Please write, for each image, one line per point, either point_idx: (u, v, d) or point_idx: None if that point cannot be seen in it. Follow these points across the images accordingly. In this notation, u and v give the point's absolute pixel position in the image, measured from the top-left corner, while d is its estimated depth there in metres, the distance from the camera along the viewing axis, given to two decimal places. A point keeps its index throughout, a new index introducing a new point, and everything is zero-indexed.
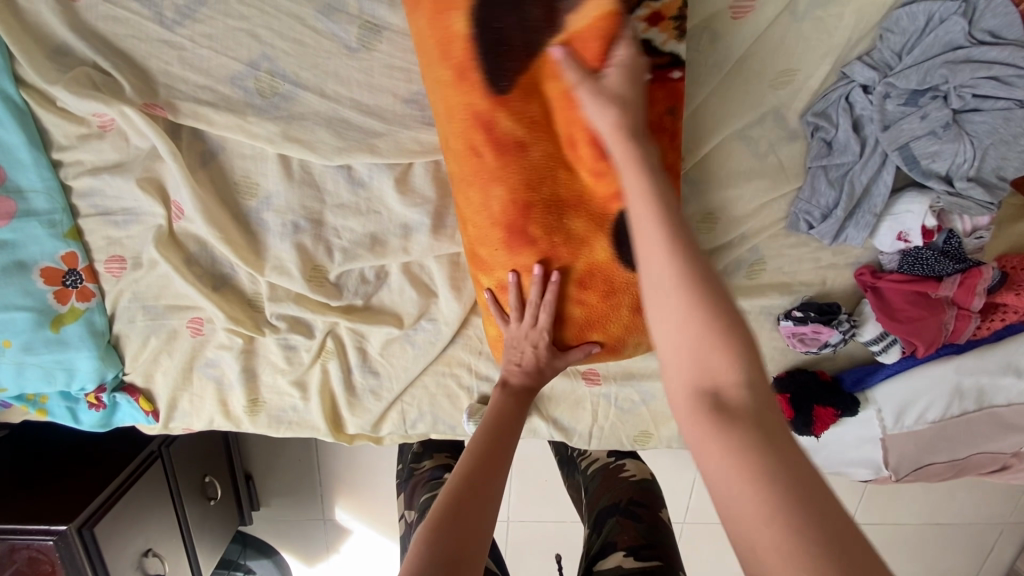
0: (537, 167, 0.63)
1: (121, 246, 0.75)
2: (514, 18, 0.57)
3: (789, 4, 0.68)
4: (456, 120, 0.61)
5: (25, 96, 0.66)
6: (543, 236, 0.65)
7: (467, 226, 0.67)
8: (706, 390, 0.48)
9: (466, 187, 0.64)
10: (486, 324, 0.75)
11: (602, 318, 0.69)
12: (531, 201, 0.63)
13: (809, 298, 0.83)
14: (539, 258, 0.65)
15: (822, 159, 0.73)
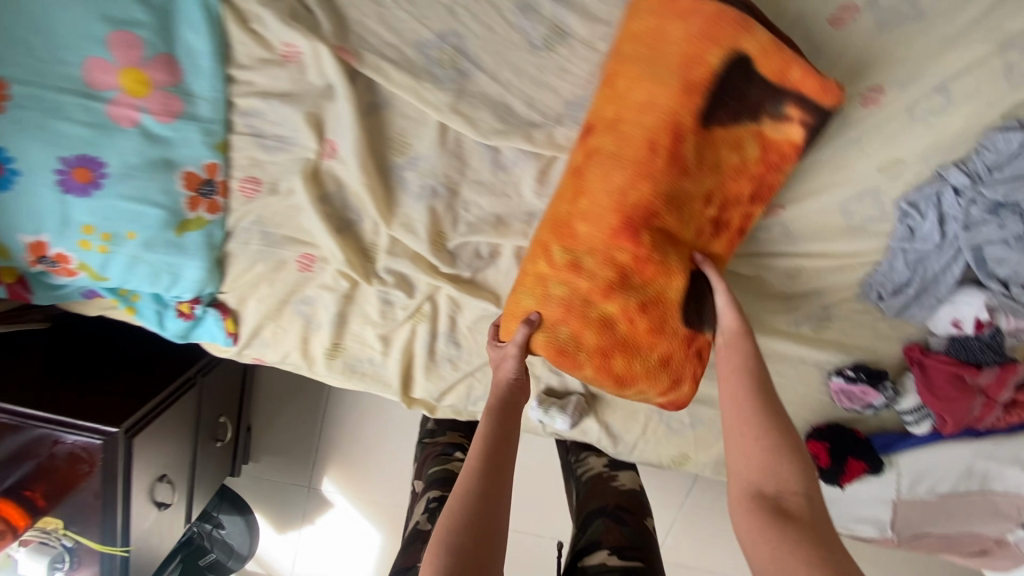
0: (677, 191, 0.72)
1: (262, 169, 0.77)
2: (739, 89, 0.70)
3: (911, 107, 0.78)
4: (647, 114, 0.70)
5: (224, 10, 0.69)
6: (643, 246, 0.73)
7: (583, 196, 0.74)
8: (767, 494, 0.61)
9: (615, 164, 0.72)
10: (521, 291, 0.77)
11: (637, 349, 0.76)
12: (654, 210, 0.72)
13: (861, 362, 0.91)
14: (624, 258, 0.73)
15: (903, 243, 0.83)
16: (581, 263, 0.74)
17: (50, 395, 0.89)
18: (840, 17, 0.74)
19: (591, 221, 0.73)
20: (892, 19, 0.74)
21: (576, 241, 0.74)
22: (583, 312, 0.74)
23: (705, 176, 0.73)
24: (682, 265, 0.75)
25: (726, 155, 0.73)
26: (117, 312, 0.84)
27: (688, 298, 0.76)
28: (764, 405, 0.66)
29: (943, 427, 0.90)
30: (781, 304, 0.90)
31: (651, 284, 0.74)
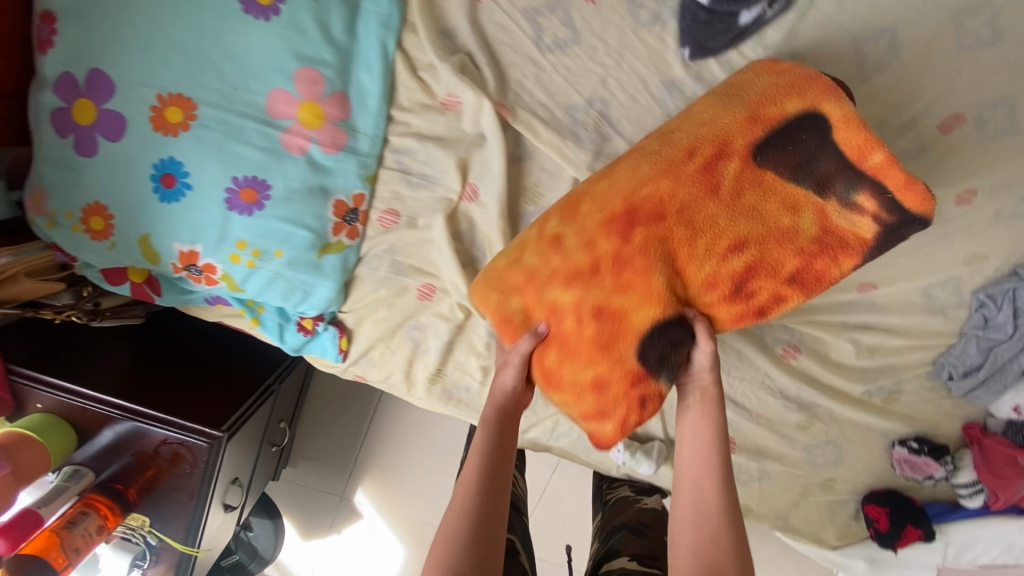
0: (688, 206, 0.68)
1: (403, 203, 0.82)
2: (801, 150, 0.68)
3: (998, 209, 0.85)
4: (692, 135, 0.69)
5: (398, 58, 0.75)
6: (631, 249, 0.69)
7: (604, 183, 0.72)
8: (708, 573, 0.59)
9: (648, 160, 0.70)
10: (501, 258, 0.77)
11: (575, 356, 0.71)
12: (660, 215, 0.69)
13: (925, 435, 0.97)
14: (592, 253, 0.71)
15: (977, 329, 0.90)
16: (562, 244, 0.73)
17: (140, 388, 0.89)
18: (948, 124, 0.81)
19: (600, 205, 0.71)
20: (994, 131, 0.81)
21: (561, 222, 0.73)
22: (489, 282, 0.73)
23: (738, 217, 0.69)
24: (657, 295, 0.68)
25: (760, 203, 0.69)
26: (240, 321, 0.88)
27: (653, 328, 0.68)
28: (710, 476, 0.64)
29: (994, 503, 0.96)
30: (858, 375, 0.94)
31: (623, 291, 0.69)
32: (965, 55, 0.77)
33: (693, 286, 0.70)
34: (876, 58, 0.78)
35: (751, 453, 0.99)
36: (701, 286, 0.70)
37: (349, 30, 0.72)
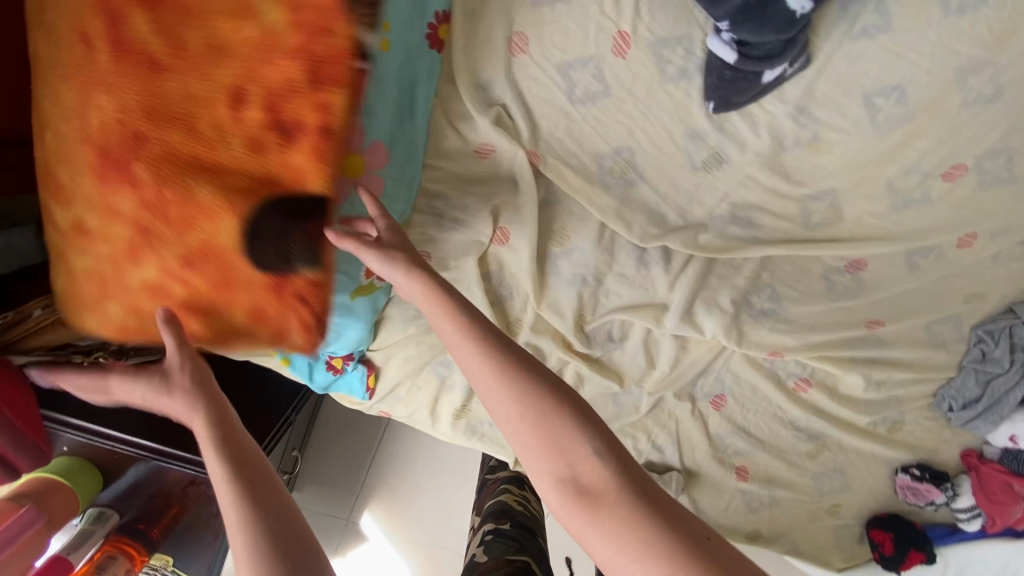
0: (176, 102, 0.61)
1: (434, 246, 0.84)
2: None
3: (995, 251, 0.91)
4: (318, 42, 0.60)
5: (434, 109, 0.77)
6: (173, 194, 0.64)
7: (110, 119, 0.61)
8: (578, 491, 0.55)
9: (128, 96, 0.61)
10: (101, 259, 0.68)
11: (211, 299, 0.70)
12: (150, 127, 0.62)
13: (926, 461, 1.02)
14: (141, 210, 0.65)
15: (976, 363, 0.94)
16: (144, 144, 0.62)
17: (162, 422, 0.85)
18: (951, 173, 0.86)
19: (130, 158, 0.62)
20: (993, 179, 0.86)
21: (155, 124, 0.62)
22: (190, 232, 0.66)
23: (244, 92, 0.61)
24: (217, 203, 0.64)
25: (246, 45, 0.60)
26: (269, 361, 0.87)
27: (242, 241, 0.66)
28: (492, 362, 0.61)
29: (990, 526, 1.02)
30: (866, 408, 0.98)
31: (186, 230, 0.66)
32: (969, 110, 0.82)
33: (243, 172, 0.64)
34: (887, 112, 0.82)
35: (763, 482, 1.03)
36: (243, 158, 0.64)
37: None
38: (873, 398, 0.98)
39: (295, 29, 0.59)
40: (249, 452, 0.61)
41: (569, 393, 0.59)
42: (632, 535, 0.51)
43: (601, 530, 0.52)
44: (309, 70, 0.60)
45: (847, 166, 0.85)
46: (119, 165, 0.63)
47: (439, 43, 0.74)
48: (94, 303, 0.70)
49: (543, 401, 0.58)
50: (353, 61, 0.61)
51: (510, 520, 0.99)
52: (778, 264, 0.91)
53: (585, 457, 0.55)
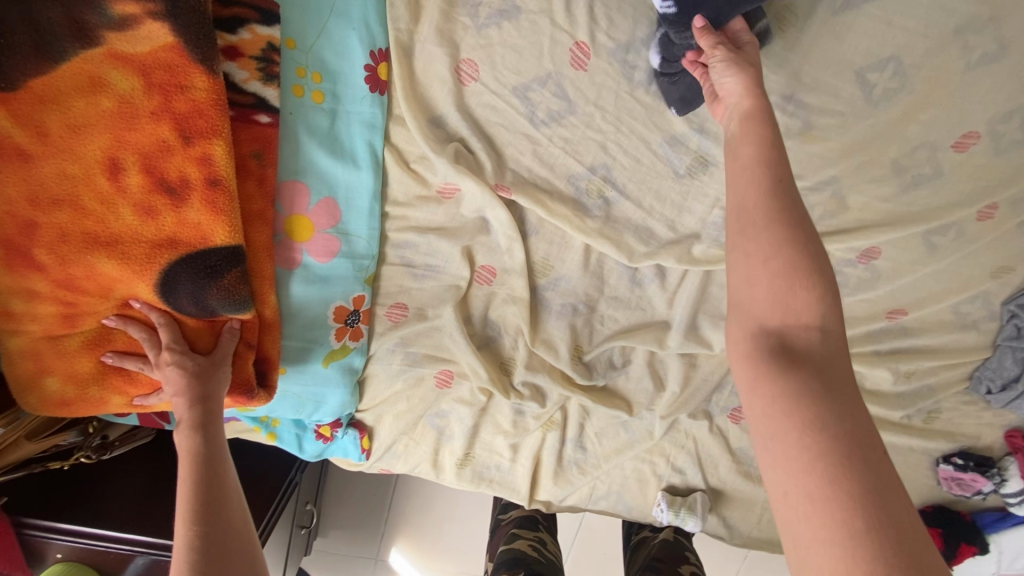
0: (53, 179, 0.52)
1: (409, 296, 0.79)
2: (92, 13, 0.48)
3: (1023, 218, 0.82)
4: (173, 97, 0.51)
5: (386, 153, 0.71)
6: (97, 274, 0.56)
7: None
8: (773, 330, 0.48)
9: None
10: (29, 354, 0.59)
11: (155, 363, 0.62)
12: (39, 210, 0.52)
13: (968, 448, 0.95)
14: (58, 295, 0.56)
15: (1012, 341, 0.87)
16: (38, 232, 0.53)
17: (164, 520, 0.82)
18: (962, 143, 0.78)
19: (30, 248, 0.54)
20: (1011, 142, 0.78)
21: (47, 211, 0.53)
22: (106, 301, 0.58)
23: (124, 142, 0.52)
24: (129, 269, 0.56)
25: (96, 107, 0.51)
26: (252, 436, 0.83)
27: (165, 300, 0.58)
28: (793, 223, 0.49)
29: None
30: (896, 401, 0.91)
31: (106, 297, 0.58)
32: (977, 72, 0.74)
33: (146, 236, 0.55)
34: (883, 88, 0.74)
35: None
36: (138, 220, 0.54)
37: (330, 135, 0.67)
38: (904, 391, 0.91)
39: (165, 76, 0.51)
40: (227, 495, 0.57)
41: (823, 243, 0.49)
42: (794, 434, 0.44)
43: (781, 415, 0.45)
44: (177, 125, 0.52)
45: (846, 150, 0.77)
46: (26, 254, 0.54)
47: (379, 83, 0.67)
48: (32, 382, 0.60)
49: (811, 268, 0.48)
50: (222, 104, 0.53)
51: (524, 569, 0.94)
52: None
53: (813, 326, 0.47)
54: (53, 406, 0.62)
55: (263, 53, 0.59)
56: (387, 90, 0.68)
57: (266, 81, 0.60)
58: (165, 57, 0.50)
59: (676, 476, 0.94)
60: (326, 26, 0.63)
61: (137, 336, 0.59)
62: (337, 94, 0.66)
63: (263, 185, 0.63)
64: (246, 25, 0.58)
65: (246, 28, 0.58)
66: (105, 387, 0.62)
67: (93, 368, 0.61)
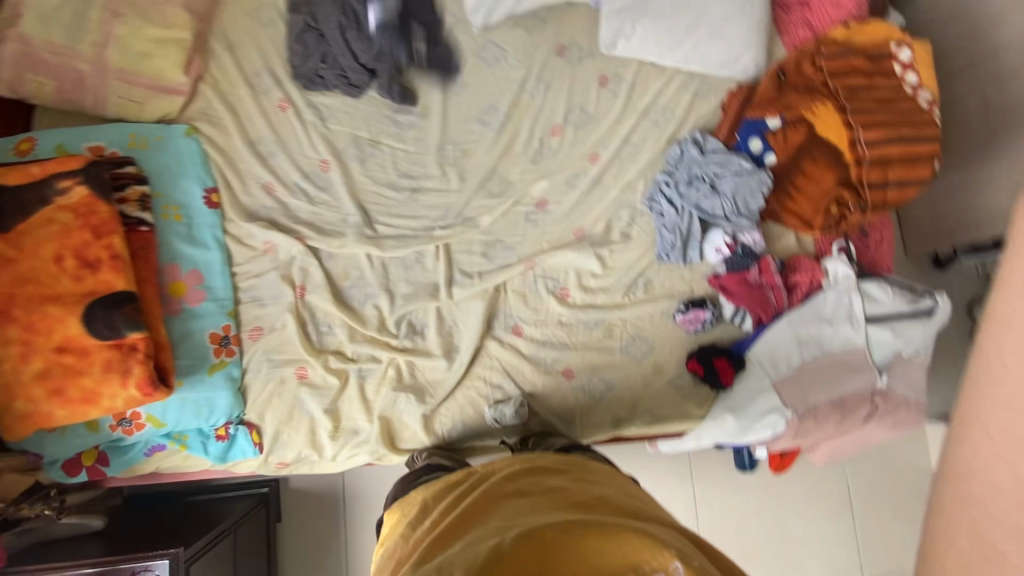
0: (25, 271, 0.99)
1: (262, 320, 1.21)
2: (50, 191, 1.03)
3: (616, 153, 1.37)
4: (90, 218, 1.04)
5: (226, 238, 1.22)
6: (49, 317, 0.98)
7: None
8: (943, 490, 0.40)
9: None
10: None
11: (82, 372, 0.99)
12: (16, 291, 0.98)
13: (687, 298, 1.32)
14: (22, 335, 0.97)
15: (660, 219, 1.33)
16: (15, 300, 0.97)
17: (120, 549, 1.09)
18: (555, 130, 1.36)
19: (9, 311, 0.97)
20: (582, 122, 1.37)
21: (21, 287, 0.98)
22: (48, 340, 0.98)
23: (66, 246, 1.02)
24: (67, 312, 0.99)
25: (51, 231, 1.01)
26: (170, 458, 1.15)
27: (87, 327, 1.00)
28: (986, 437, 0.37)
29: (760, 317, 1.29)
30: (615, 284, 1.32)
31: (51, 334, 0.98)
32: (538, 98, 1.37)
33: (77, 291, 1.01)
34: (493, 120, 1.35)
35: (588, 372, 1.28)
36: (73, 284, 1.01)
37: (189, 235, 1.19)
38: (618, 276, 1.32)
39: (87, 210, 1.04)
40: None
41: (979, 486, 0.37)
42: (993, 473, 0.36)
43: (948, 549, 0.38)
44: (93, 230, 1.03)
45: (494, 154, 1.34)
46: (7, 312, 0.97)
47: (214, 203, 1.22)
48: (6, 402, 0.96)
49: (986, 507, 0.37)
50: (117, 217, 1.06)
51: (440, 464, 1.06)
52: (494, 225, 1.32)
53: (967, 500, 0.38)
54: (18, 418, 0.97)
55: (141, 198, 1.15)
56: (219, 207, 1.23)
57: (143, 209, 1.14)
58: (85, 201, 1.04)
59: (497, 390, 1.26)
60: (177, 183, 1.20)
61: (73, 359, 0.99)
62: (190, 214, 1.20)
63: (149, 264, 1.12)
64: (129, 186, 1.14)
65: (129, 187, 1.14)
66: (52, 403, 0.98)
67: (41, 386, 0.97)
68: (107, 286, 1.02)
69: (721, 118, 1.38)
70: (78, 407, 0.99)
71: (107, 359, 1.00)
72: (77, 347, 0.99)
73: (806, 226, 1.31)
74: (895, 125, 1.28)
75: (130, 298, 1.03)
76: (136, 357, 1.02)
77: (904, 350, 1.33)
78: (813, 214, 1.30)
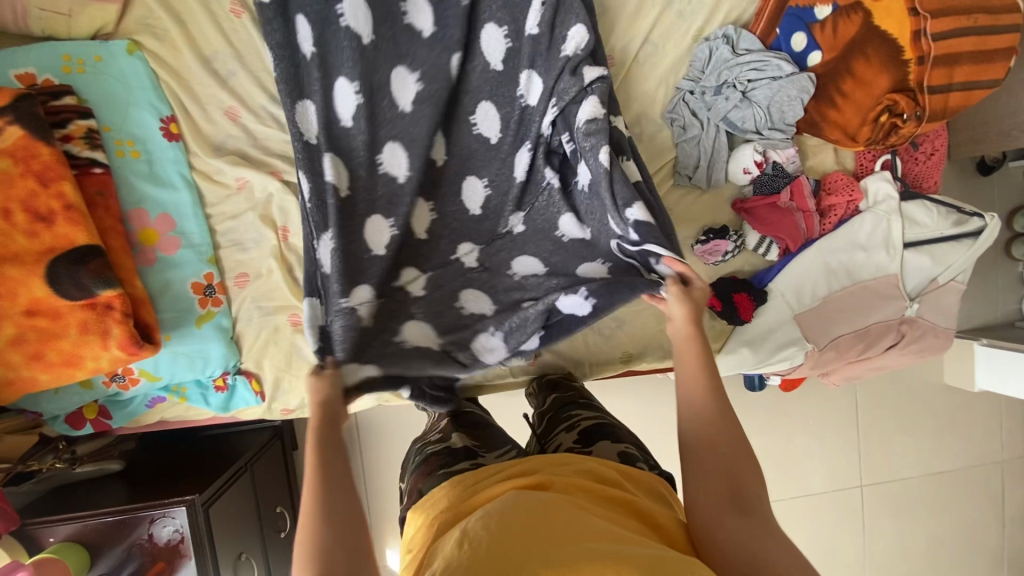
0: None
1: (247, 266, 1.13)
2: None
3: (634, 55, 1.16)
4: (31, 163, 0.91)
5: (194, 175, 1.10)
6: (10, 279, 0.90)
7: None
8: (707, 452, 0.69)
9: None
10: None
11: (58, 336, 0.93)
12: None
13: (707, 227, 1.20)
14: None
15: (682, 136, 1.17)
16: None
17: (144, 495, 1.11)
18: None
19: None
20: None
21: None
22: (14, 303, 0.90)
23: (12, 198, 0.90)
24: (28, 272, 0.91)
25: None
26: (173, 409, 1.13)
27: (53, 287, 0.92)
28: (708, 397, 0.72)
29: (787, 246, 1.18)
30: None
31: (16, 296, 0.90)
32: None
33: (35, 247, 0.91)
34: None
35: None
36: (29, 240, 0.91)
37: (151, 174, 1.06)
38: None
39: (25, 154, 0.90)
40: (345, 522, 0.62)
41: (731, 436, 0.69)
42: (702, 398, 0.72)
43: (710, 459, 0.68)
44: (39, 178, 0.91)
45: None
46: None
47: (173, 135, 1.08)
48: None
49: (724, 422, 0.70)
50: (62, 161, 0.93)
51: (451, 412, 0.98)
52: None
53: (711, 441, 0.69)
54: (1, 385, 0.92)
55: (87, 134, 1.00)
56: (181, 139, 1.09)
57: (92, 148, 1.00)
58: (22, 144, 0.90)
59: None
60: (128, 113, 1.05)
61: (45, 321, 0.92)
62: (148, 150, 1.07)
63: (110, 211, 1.00)
64: (71, 121, 0.99)
65: (71, 123, 0.99)
66: (33, 368, 0.93)
67: (18, 352, 0.92)
68: (66, 241, 0.92)
69: (758, 10, 1.14)
70: (61, 370, 0.94)
71: (82, 321, 0.94)
72: (46, 308, 0.92)
73: (849, 140, 1.15)
74: (969, 12, 1.06)
75: (96, 252, 0.94)
76: (113, 316, 0.95)
77: (939, 276, 1.23)
78: (858, 125, 1.13)
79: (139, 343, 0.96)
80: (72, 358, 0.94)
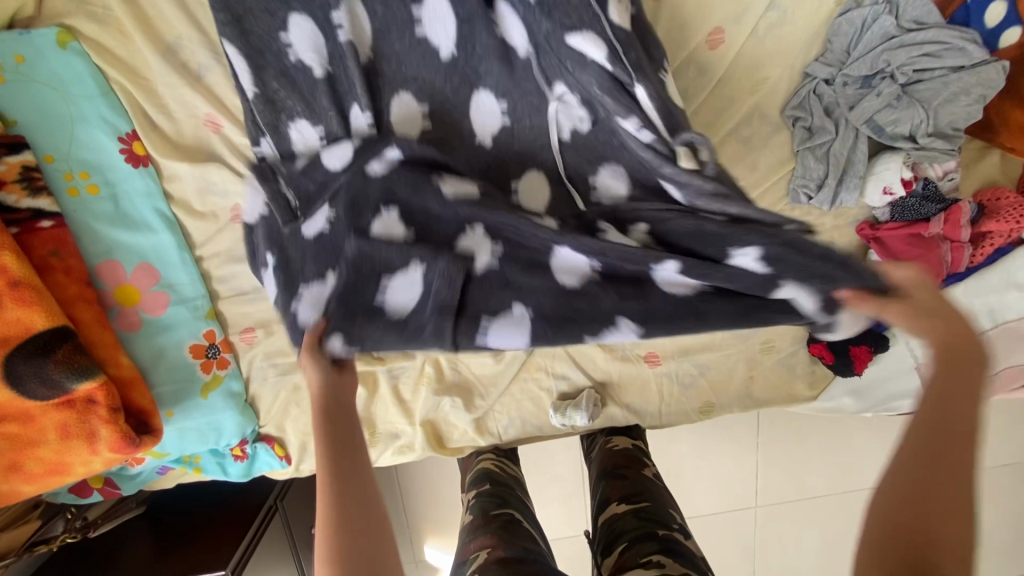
0: None
1: (253, 319, 0.92)
2: None
3: (752, 28, 0.84)
4: None
5: (174, 211, 0.85)
6: None
7: None
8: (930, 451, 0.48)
9: None
10: None
11: (35, 442, 0.75)
12: None
13: (823, 258, 0.96)
14: None
15: (806, 142, 0.87)
16: None
17: (169, 563, 0.99)
18: None
19: None
20: None
21: None
22: None
23: None
24: None
25: None
26: (187, 477, 0.98)
27: (17, 389, 0.72)
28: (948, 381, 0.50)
29: None
30: None
31: None
32: None
33: None
34: None
35: (679, 356, 1.00)
36: None
37: (118, 214, 0.82)
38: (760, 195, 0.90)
39: None
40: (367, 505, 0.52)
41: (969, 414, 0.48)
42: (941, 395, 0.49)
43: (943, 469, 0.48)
44: None
45: None
46: None
47: (139, 158, 0.81)
48: None
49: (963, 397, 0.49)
50: None
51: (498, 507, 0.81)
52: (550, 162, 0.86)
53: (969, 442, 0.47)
54: None
55: (23, 175, 0.75)
56: (149, 162, 0.82)
57: (34, 195, 0.75)
58: None
59: (563, 382, 1.01)
60: (73, 133, 0.78)
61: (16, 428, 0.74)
62: (109, 181, 0.81)
63: (71, 274, 0.78)
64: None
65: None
66: (13, 480, 0.77)
67: None
68: (20, 330, 0.71)
69: None
70: (47, 475, 0.78)
71: (60, 422, 0.75)
72: (11, 413, 0.73)
73: None
74: None
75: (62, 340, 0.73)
76: (98, 414, 0.76)
77: None
78: None
79: (135, 439, 0.79)
80: (57, 463, 0.77)
